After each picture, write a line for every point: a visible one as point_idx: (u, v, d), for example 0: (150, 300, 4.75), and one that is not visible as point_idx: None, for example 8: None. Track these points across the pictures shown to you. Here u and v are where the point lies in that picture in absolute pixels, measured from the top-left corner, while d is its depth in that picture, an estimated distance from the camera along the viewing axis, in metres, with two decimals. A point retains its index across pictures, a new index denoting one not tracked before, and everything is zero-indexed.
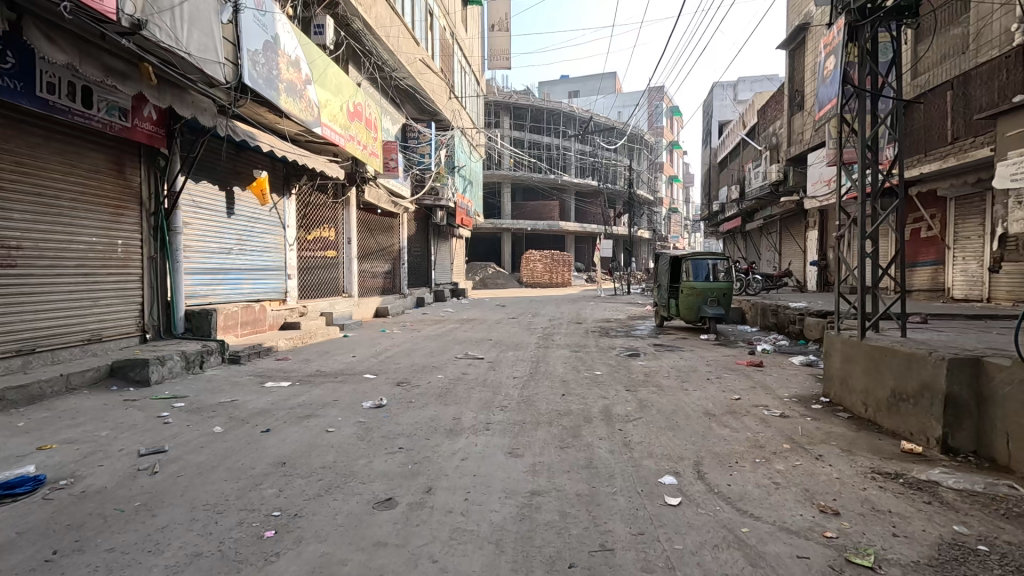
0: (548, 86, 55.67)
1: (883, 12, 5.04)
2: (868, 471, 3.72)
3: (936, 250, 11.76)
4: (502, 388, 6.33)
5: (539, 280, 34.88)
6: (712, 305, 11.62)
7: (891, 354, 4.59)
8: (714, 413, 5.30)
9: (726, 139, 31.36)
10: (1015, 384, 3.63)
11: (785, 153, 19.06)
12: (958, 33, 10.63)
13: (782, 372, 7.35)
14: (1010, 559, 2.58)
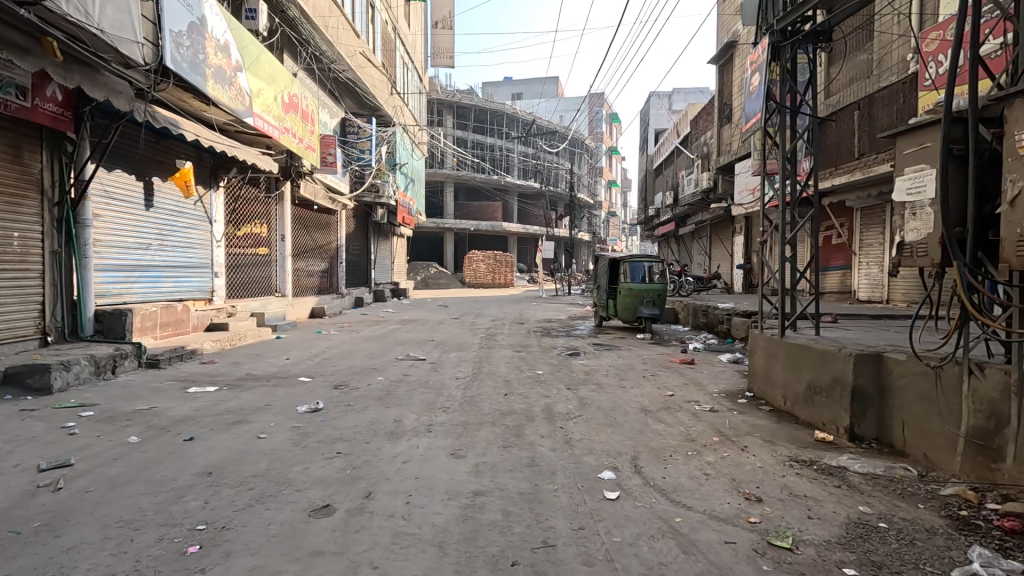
0: (492, 87, 55.83)
1: (802, 35, 5.45)
2: (787, 460, 4.02)
3: (845, 256, 12.87)
4: (444, 389, 6.28)
5: (482, 280, 34.91)
6: (648, 306, 12.11)
7: (807, 350, 4.98)
8: (650, 409, 5.53)
9: (661, 147, 32.77)
10: (910, 376, 4.04)
11: (715, 162, 20.17)
12: (864, 58, 11.72)
13: (711, 369, 7.77)
14: (905, 533, 2.88)
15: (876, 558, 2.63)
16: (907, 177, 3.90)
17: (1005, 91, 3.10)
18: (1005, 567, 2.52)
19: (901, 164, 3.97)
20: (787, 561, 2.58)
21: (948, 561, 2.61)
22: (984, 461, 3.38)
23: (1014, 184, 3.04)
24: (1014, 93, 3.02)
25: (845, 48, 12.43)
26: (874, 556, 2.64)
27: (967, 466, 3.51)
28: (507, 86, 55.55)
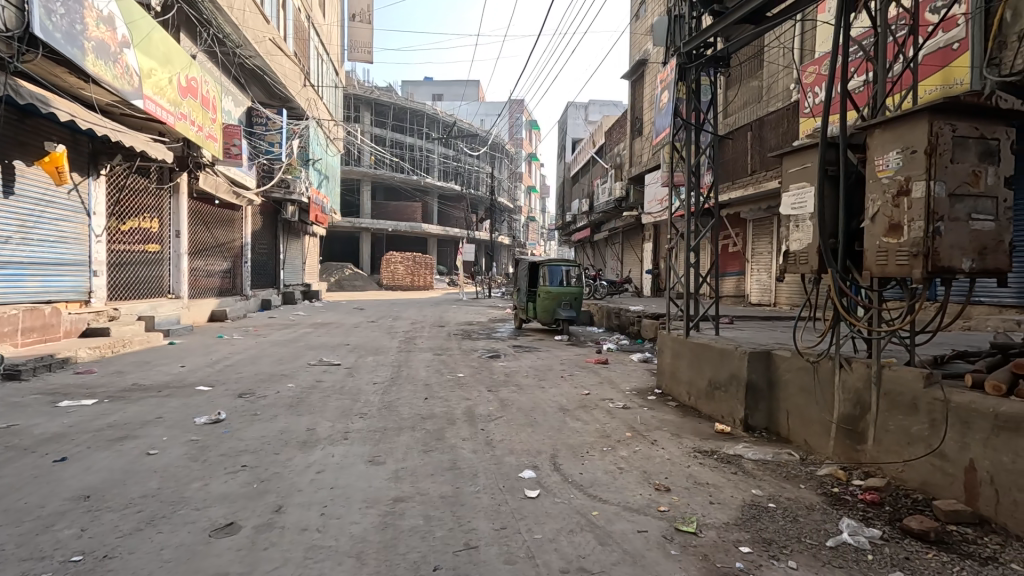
0: (412, 86, 54.88)
1: (704, 59, 5.91)
2: (691, 451, 4.33)
3: (739, 263, 14.13)
4: (361, 394, 6.05)
5: (400, 282, 34.13)
6: (566, 308, 12.50)
7: (708, 349, 5.41)
8: (568, 407, 5.72)
9: (578, 156, 34.02)
10: (793, 370, 4.52)
11: (628, 173, 21.29)
12: (755, 85, 12.97)
13: (624, 368, 8.18)
14: (789, 511, 3.22)
15: (766, 535, 2.91)
16: (792, 193, 4.34)
17: (867, 122, 3.58)
18: (868, 534, 2.90)
19: (787, 182, 4.41)
20: (693, 544, 2.79)
21: (825, 533, 2.95)
22: (852, 444, 3.87)
23: (876, 203, 3.51)
24: (875, 124, 3.50)
25: (740, 75, 13.69)
26: (766, 534, 2.92)
27: (837, 449, 4.00)
28: (428, 86, 54.73)
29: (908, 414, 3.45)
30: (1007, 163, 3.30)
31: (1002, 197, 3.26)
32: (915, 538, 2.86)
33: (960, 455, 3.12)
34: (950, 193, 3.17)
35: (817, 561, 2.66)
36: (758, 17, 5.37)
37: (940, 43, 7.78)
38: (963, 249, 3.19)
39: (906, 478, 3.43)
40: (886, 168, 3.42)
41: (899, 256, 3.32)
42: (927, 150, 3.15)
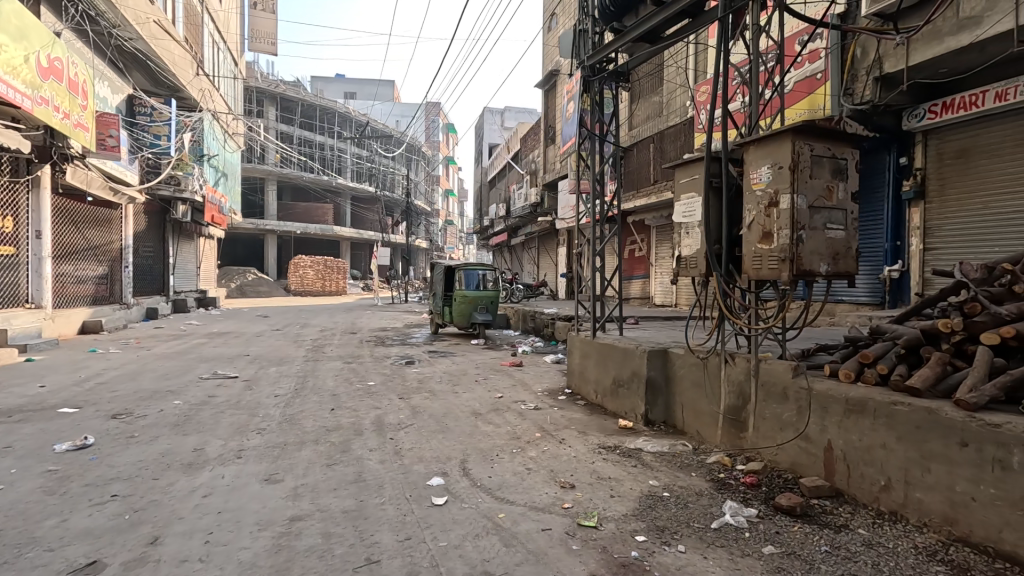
0: (322, 82, 52.50)
1: (605, 73, 6.22)
2: (596, 447, 4.51)
3: (644, 267, 15.00)
4: (260, 408, 5.65)
5: (310, 287, 32.40)
6: (482, 312, 12.54)
7: (613, 349, 5.68)
8: (480, 411, 5.74)
9: (494, 161, 34.37)
10: (686, 366, 4.88)
11: (542, 179, 21.84)
12: (656, 100, 13.88)
13: (537, 370, 8.36)
14: (681, 498, 3.46)
15: (660, 523, 3.11)
16: (682, 202, 4.68)
17: (743, 140, 3.96)
18: (746, 514, 3.19)
19: (679, 191, 4.75)
20: (593, 538, 2.90)
21: (710, 516, 3.20)
22: (735, 431, 4.24)
23: (751, 212, 3.89)
24: (749, 142, 3.88)
25: (642, 90, 14.58)
26: (659, 522, 3.11)
27: (723, 438, 4.36)
28: (339, 83, 52.50)
29: (781, 402, 3.84)
30: (855, 179, 3.79)
31: (851, 210, 3.75)
32: (785, 514, 3.19)
33: (820, 436, 3.52)
34: (810, 205, 3.59)
35: (703, 543, 2.88)
36: (653, 37, 5.74)
37: (806, 72, 8.82)
38: (820, 254, 3.62)
39: (778, 461, 3.82)
40: (759, 181, 3.80)
41: (770, 260, 3.70)
42: (791, 167, 3.54)
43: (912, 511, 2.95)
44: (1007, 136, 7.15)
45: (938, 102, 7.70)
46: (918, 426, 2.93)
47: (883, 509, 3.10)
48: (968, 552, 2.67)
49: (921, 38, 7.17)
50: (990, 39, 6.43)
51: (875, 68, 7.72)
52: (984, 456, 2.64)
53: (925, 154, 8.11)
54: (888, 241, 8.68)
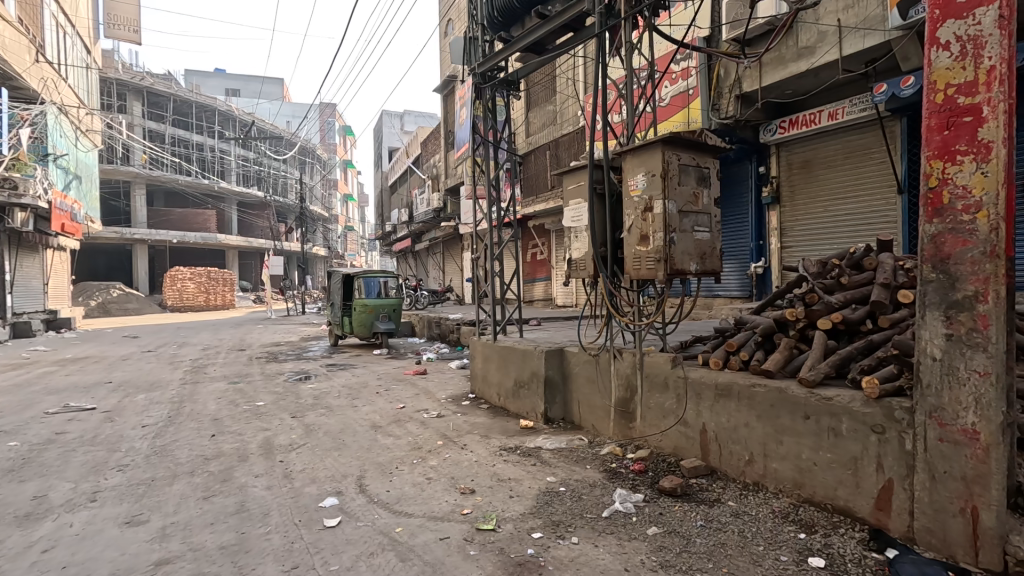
0: (198, 76, 47.92)
1: (496, 81, 6.31)
2: (498, 450, 4.56)
3: (546, 269, 15.42)
4: (123, 442, 4.99)
5: (191, 302, 29.30)
6: (383, 321, 12.16)
7: (513, 351, 5.78)
8: (380, 424, 5.55)
9: (395, 166, 33.52)
10: (581, 363, 5.10)
11: (444, 184, 21.71)
12: (550, 109, 14.42)
13: (441, 377, 8.26)
14: (576, 491, 3.60)
15: (556, 517, 3.21)
16: (570, 208, 4.87)
17: (621, 149, 4.25)
18: (634, 500, 3.40)
19: (567, 197, 4.93)
20: (491, 541, 2.92)
21: (602, 505, 3.37)
22: (625, 422, 4.51)
23: (631, 216, 4.16)
24: (626, 151, 4.15)
25: (537, 99, 15.06)
26: (554, 517, 3.21)
27: (615, 429, 4.62)
28: (218, 78, 48.05)
29: (662, 392, 4.15)
30: (716, 186, 4.22)
31: (714, 213, 4.17)
32: (667, 495, 3.45)
33: (695, 420, 3.86)
34: (679, 210, 3.93)
35: (594, 532, 3.02)
36: (540, 48, 5.95)
37: (680, 89, 9.60)
38: (690, 254, 3.98)
39: (663, 446, 4.12)
40: (636, 187, 4.08)
41: (648, 261, 3.99)
42: (662, 174, 3.85)
43: (770, 480, 3.34)
44: (839, 149, 8.37)
45: (786, 119, 8.80)
46: (772, 405, 3.32)
47: (747, 481, 3.47)
48: (813, 511, 3.07)
49: (770, 62, 8.20)
50: (823, 65, 7.54)
51: (736, 87, 8.69)
52: (821, 426, 3.05)
53: (779, 164, 9.24)
54: (753, 240, 9.75)
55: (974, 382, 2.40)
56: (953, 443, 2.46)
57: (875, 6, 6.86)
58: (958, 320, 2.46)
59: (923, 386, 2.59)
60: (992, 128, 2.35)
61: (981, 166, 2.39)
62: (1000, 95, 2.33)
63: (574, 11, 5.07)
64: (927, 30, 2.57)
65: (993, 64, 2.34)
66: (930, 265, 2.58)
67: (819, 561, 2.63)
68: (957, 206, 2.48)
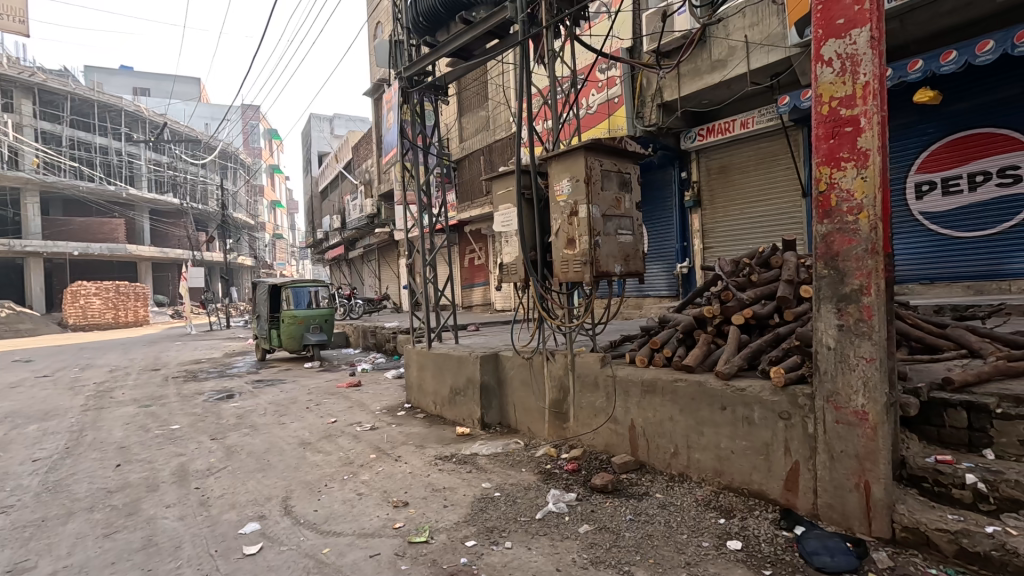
0: (100, 73, 43.90)
1: (423, 85, 6.24)
2: (433, 459, 4.48)
3: (483, 274, 15.39)
4: (8, 480, 4.43)
5: (97, 319, 26.69)
6: (314, 332, 11.63)
7: (447, 358, 5.71)
8: (309, 441, 5.30)
9: (325, 172, 32.33)
10: (515, 366, 5.13)
11: (377, 190, 21.19)
12: (482, 115, 14.48)
13: (376, 388, 8.02)
14: (511, 495, 3.60)
15: (490, 523, 3.19)
16: (501, 213, 4.89)
17: (546, 155, 4.33)
18: (567, 499, 3.46)
19: (497, 201, 4.96)
20: (423, 553, 2.86)
21: (536, 507, 3.39)
22: (559, 423, 4.58)
23: (558, 221, 4.24)
24: (551, 156, 4.24)
25: (470, 105, 15.07)
26: (489, 523, 3.20)
27: (550, 430, 4.68)
28: (124, 76, 44.22)
29: (593, 391, 4.26)
30: (637, 191, 4.40)
31: (636, 217, 4.35)
32: (599, 492, 3.54)
33: (625, 417, 3.99)
34: (603, 214, 4.06)
35: (528, 535, 3.03)
36: (467, 54, 5.96)
37: (606, 97, 9.88)
38: (614, 257, 4.12)
39: (595, 444, 4.22)
40: (562, 193, 4.17)
41: (575, 264, 4.08)
42: (586, 180, 3.96)
43: (693, 470, 3.50)
44: (750, 156, 8.99)
45: (705, 127, 9.37)
46: (692, 398, 3.49)
47: (673, 473, 3.62)
48: (732, 496, 3.25)
49: (687, 73, 8.69)
50: (734, 78, 8.08)
51: (658, 96, 9.13)
52: (736, 416, 3.24)
53: (698, 169, 9.78)
54: (678, 242, 10.25)
55: (862, 367, 2.64)
56: (847, 424, 2.69)
57: (776, 24, 7.44)
58: (847, 311, 2.71)
59: (820, 373, 2.81)
60: (870, 137, 2.60)
61: (861, 171, 2.64)
62: (875, 108, 2.59)
63: (498, 19, 5.15)
64: (813, 48, 2.81)
65: (868, 80, 2.59)
66: (823, 262, 2.81)
67: (737, 543, 2.78)
68: (843, 208, 2.72)
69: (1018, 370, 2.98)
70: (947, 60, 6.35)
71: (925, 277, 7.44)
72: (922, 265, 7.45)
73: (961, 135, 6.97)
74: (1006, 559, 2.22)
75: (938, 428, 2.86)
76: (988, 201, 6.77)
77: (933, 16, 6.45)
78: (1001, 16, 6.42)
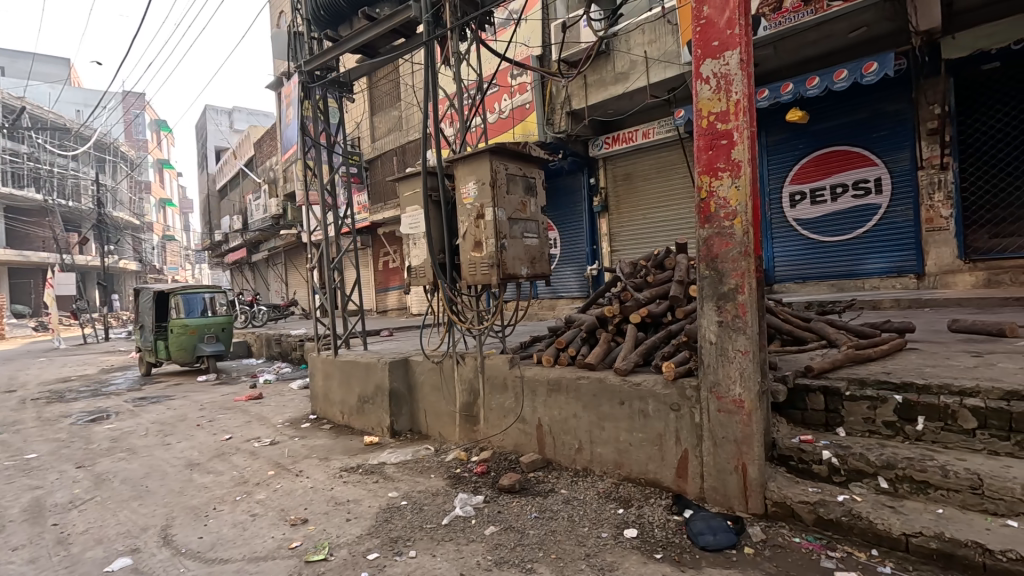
0: None
1: (326, 81, 5.96)
2: (337, 472, 4.28)
3: (399, 278, 15.02)
4: None
5: None
6: (210, 342, 10.66)
7: (355, 365, 5.49)
8: (198, 461, 4.85)
9: (224, 169, 29.90)
10: (425, 371, 5.04)
11: (283, 190, 19.93)
12: (395, 114, 14.14)
13: (279, 400, 7.53)
14: (417, 503, 3.53)
15: (394, 534, 3.10)
16: (408, 215, 4.79)
17: (452, 157, 4.31)
18: (474, 502, 3.45)
19: (404, 203, 4.84)
20: (321, 572, 2.72)
21: (443, 512, 3.35)
22: (469, 426, 4.57)
23: (465, 224, 4.24)
24: (458, 158, 4.22)
25: (382, 103, 14.65)
26: (393, 533, 3.11)
27: (461, 434, 4.65)
28: None
29: (501, 392, 4.30)
30: (542, 195, 4.52)
31: (541, 221, 4.46)
32: (507, 492, 3.57)
33: (532, 416, 4.06)
34: (508, 217, 4.11)
35: (433, 541, 2.98)
36: (372, 52, 5.79)
37: (517, 102, 10.05)
38: (520, 259, 4.19)
39: (504, 445, 4.26)
40: (468, 196, 4.17)
41: (482, 266, 4.09)
42: (492, 183, 4.00)
43: (596, 464, 3.64)
44: (652, 164, 9.58)
45: (610, 135, 9.84)
46: (594, 394, 3.63)
47: (578, 467, 3.75)
48: (631, 487, 3.42)
49: (593, 84, 9.09)
50: (636, 90, 8.56)
51: (566, 104, 9.47)
52: (633, 409, 3.42)
53: (605, 176, 10.25)
54: (588, 245, 10.65)
55: (739, 359, 2.89)
56: (727, 411, 2.93)
57: (671, 43, 8.00)
58: (726, 308, 2.95)
59: (704, 366, 3.04)
60: (741, 150, 2.86)
61: (735, 181, 2.89)
62: (745, 123, 2.86)
63: (403, 18, 5.07)
64: (693, 66, 3.04)
65: (739, 98, 2.86)
66: (705, 264, 3.04)
67: (632, 531, 2.93)
68: (721, 214, 2.96)
69: (864, 357, 3.42)
70: (812, 84, 7.19)
71: (800, 276, 8.34)
72: (797, 265, 8.35)
73: (825, 150, 7.91)
74: (853, 523, 2.52)
75: (802, 411, 3.19)
76: (847, 209, 7.74)
77: (800, 45, 7.27)
78: (854, 49, 7.38)
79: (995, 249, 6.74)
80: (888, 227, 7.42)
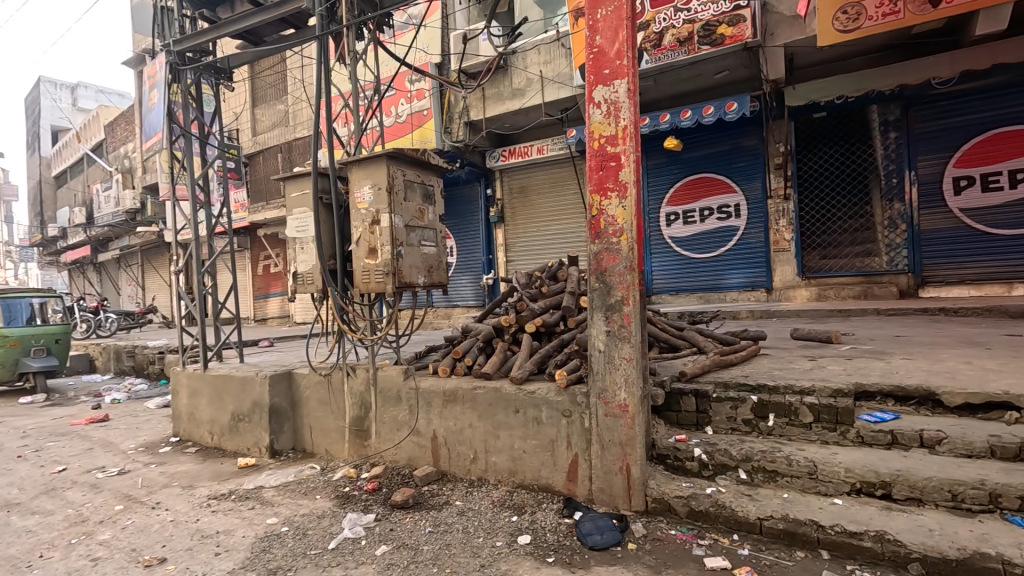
0: None
1: (199, 65, 5.35)
2: (204, 501, 3.81)
3: (281, 284, 13.95)
4: None
5: None
6: (37, 357, 8.95)
7: (228, 380, 4.96)
8: (18, 501, 4.03)
9: (63, 152, 25.60)
10: (311, 385, 4.71)
11: (141, 181, 17.57)
12: (281, 108, 13.21)
13: (130, 422, 6.55)
14: (300, 527, 3.27)
15: (273, 564, 2.84)
16: (295, 217, 4.47)
17: (345, 160, 4.11)
18: (364, 522, 3.28)
19: (291, 204, 4.51)
20: None
21: (330, 536, 3.14)
22: (359, 442, 4.35)
23: (358, 229, 4.04)
24: (352, 160, 4.03)
25: (265, 95, 13.61)
26: (272, 564, 2.84)
27: (350, 450, 4.41)
28: None
29: (395, 405, 4.15)
30: (440, 203, 4.49)
31: (439, 229, 4.43)
32: (399, 508, 3.44)
33: (427, 428, 3.98)
34: (405, 224, 4.02)
35: (318, 569, 2.78)
36: (255, 39, 5.35)
37: (415, 108, 9.90)
38: (417, 267, 4.10)
39: (397, 459, 4.12)
40: (363, 200, 4.00)
41: (376, 275, 3.93)
42: (388, 189, 3.87)
43: (490, 473, 3.66)
44: (546, 179, 9.98)
45: (507, 148, 10.06)
46: (490, 403, 3.66)
47: (473, 478, 3.74)
48: (524, 493, 3.49)
49: (491, 97, 9.26)
50: (531, 107, 8.88)
51: (464, 114, 9.52)
52: (527, 417, 3.50)
53: (502, 187, 10.47)
54: (483, 254, 10.75)
55: (624, 366, 3.10)
56: (613, 416, 3.12)
57: (565, 65, 8.43)
58: (613, 318, 3.15)
59: (594, 372, 3.21)
60: (628, 172, 3.08)
61: (622, 200, 3.11)
62: (631, 148, 3.08)
63: (293, 7, 4.75)
64: (586, 90, 3.23)
65: (626, 124, 3.08)
66: (594, 277, 3.22)
67: (526, 538, 2.98)
68: (610, 231, 3.16)
69: (727, 362, 3.85)
70: (685, 117, 8.00)
71: (674, 288, 9.19)
72: (671, 278, 9.19)
73: (695, 177, 8.85)
74: (718, 512, 2.80)
75: (676, 412, 3.49)
76: (712, 230, 8.72)
77: (676, 80, 8.07)
78: (718, 89, 8.34)
79: (824, 268, 8.04)
80: (744, 247, 8.48)
